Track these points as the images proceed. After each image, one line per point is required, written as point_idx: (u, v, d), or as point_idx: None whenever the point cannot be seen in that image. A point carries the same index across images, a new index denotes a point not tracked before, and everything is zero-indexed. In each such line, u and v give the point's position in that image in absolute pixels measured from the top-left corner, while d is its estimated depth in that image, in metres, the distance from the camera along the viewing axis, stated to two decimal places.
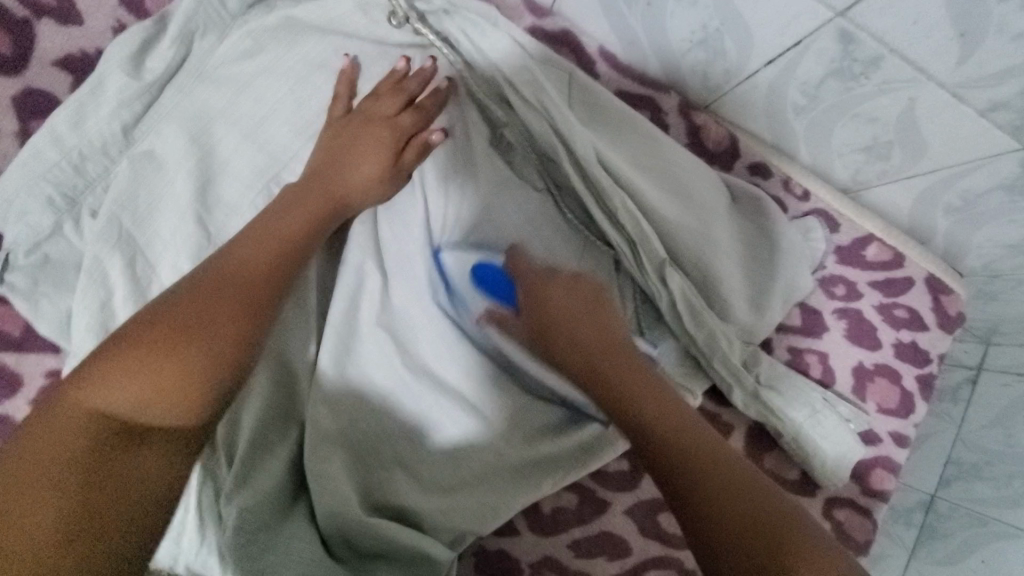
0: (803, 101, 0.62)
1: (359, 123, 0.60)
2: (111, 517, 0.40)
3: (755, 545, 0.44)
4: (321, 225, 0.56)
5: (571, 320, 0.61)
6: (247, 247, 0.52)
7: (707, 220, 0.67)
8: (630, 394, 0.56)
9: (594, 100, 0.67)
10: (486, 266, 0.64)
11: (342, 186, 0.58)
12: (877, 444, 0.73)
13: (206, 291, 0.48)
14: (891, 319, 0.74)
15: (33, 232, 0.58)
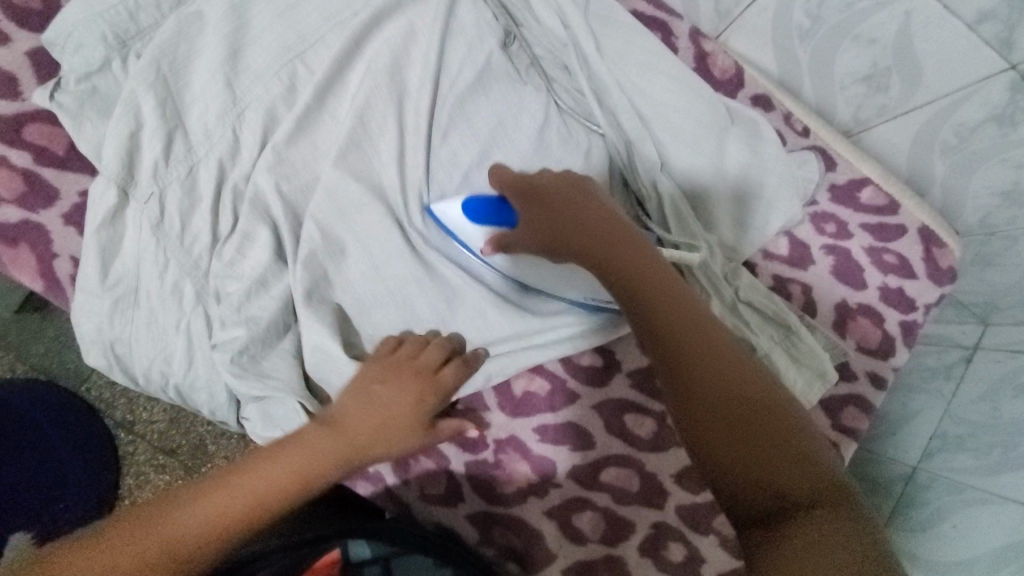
0: (807, 23, 0.67)
1: (407, 372, 0.59)
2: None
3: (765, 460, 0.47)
4: (335, 471, 0.55)
5: (576, 212, 0.60)
6: (282, 455, 0.54)
7: (704, 133, 0.70)
8: (631, 274, 0.56)
9: (608, 15, 0.72)
10: (473, 198, 0.65)
11: (354, 440, 0.56)
12: (853, 381, 0.73)
13: (223, 494, 0.51)
14: (880, 263, 0.75)
15: (84, 66, 0.62)
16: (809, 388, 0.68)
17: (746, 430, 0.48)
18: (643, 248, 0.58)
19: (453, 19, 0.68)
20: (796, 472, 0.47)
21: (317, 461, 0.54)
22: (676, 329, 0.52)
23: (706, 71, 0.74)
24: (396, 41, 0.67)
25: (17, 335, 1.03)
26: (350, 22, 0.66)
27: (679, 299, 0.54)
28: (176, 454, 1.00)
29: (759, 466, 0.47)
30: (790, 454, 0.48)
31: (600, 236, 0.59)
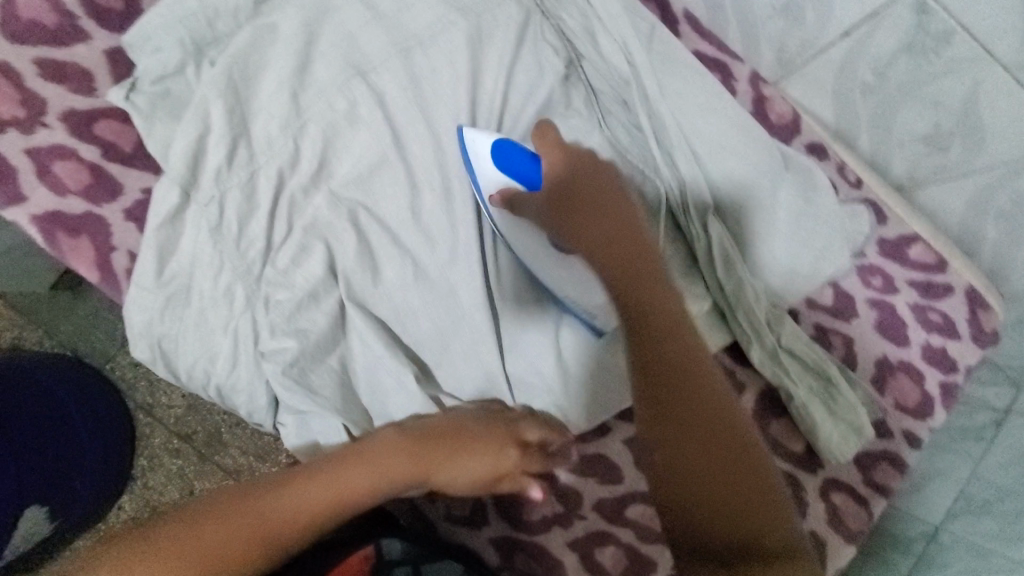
0: (871, 79, 0.68)
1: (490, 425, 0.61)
2: None
3: (720, 498, 0.47)
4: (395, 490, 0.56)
5: (599, 207, 0.59)
6: (361, 470, 0.54)
7: (757, 178, 0.70)
8: (635, 278, 0.55)
9: (668, 53, 0.72)
10: (504, 142, 0.63)
11: (437, 474, 0.58)
12: (888, 438, 0.72)
13: (306, 494, 0.52)
14: (923, 321, 0.74)
15: (161, 69, 0.64)
16: (846, 443, 0.67)
17: (708, 452, 0.48)
18: (655, 254, 0.57)
19: (517, 50, 0.70)
20: (750, 509, 0.47)
21: (392, 477, 0.55)
22: (674, 340, 0.52)
23: (763, 116, 0.74)
24: (461, 66, 0.68)
25: (45, 310, 1.05)
26: (416, 46, 0.68)
27: (677, 311, 0.54)
28: (190, 440, 1.02)
29: (713, 492, 0.47)
30: (746, 497, 0.47)
31: (617, 227, 0.58)
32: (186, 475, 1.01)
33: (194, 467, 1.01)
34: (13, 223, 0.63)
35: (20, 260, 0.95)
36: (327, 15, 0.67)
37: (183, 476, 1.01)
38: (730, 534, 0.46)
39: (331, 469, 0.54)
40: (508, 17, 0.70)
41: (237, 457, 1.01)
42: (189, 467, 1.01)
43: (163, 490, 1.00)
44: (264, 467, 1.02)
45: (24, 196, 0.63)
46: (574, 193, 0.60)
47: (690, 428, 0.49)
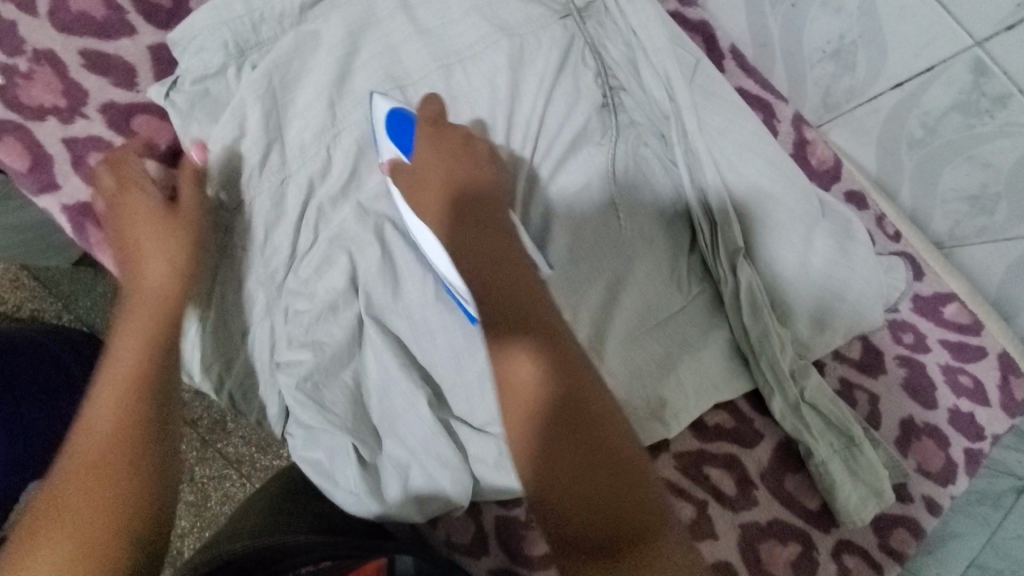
0: (919, 133, 0.64)
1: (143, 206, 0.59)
2: (116, 508, 0.47)
3: (608, 479, 0.47)
4: (167, 333, 0.56)
5: (460, 188, 0.58)
6: (128, 343, 0.54)
7: (793, 223, 0.68)
8: (502, 269, 0.53)
9: (711, 88, 0.70)
10: (397, 112, 0.63)
11: (141, 304, 0.56)
12: (907, 502, 0.69)
13: (119, 398, 0.51)
14: (954, 383, 0.72)
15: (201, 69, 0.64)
16: (865, 504, 0.65)
17: (578, 457, 0.48)
18: (509, 238, 0.56)
19: (557, 76, 0.70)
20: (619, 500, 0.47)
21: (150, 316, 0.55)
22: (542, 323, 0.51)
23: (803, 159, 0.73)
24: (500, 88, 0.68)
25: (68, 285, 1.08)
26: (457, 65, 0.68)
27: (538, 297, 0.53)
28: (196, 425, 1.06)
29: (595, 483, 0.47)
30: (624, 479, 0.48)
31: (481, 222, 0.56)
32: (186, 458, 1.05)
33: (196, 452, 1.05)
34: (44, 210, 0.63)
35: (43, 238, 0.96)
36: (372, 27, 0.67)
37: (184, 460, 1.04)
38: (618, 518, 0.47)
39: (106, 368, 0.53)
40: (549, 41, 0.70)
41: (238, 447, 1.06)
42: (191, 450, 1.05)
43: None
44: (264, 460, 1.05)
45: (57, 184, 0.63)
46: (438, 176, 0.59)
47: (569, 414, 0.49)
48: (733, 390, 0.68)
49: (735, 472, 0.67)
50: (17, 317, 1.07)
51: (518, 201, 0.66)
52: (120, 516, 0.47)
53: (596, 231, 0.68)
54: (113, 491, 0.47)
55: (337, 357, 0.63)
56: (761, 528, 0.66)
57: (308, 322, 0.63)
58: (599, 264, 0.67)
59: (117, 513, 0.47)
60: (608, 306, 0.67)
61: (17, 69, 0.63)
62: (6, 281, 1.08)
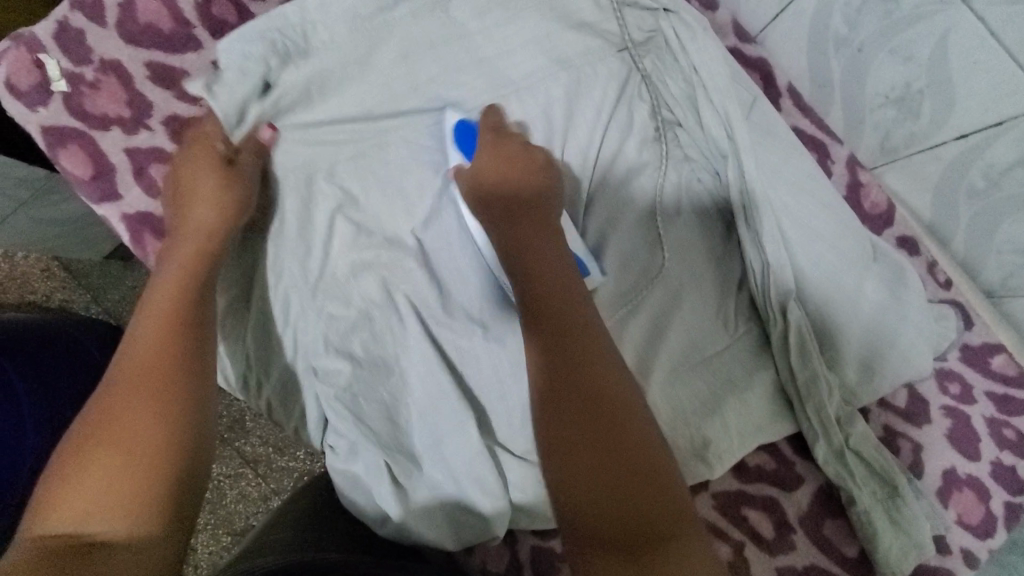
0: (980, 184, 0.63)
1: (196, 159, 0.62)
2: (155, 444, 0.48)
3: (627, 480, 0.46)
4: (201, 287, 0.58)
5: (517, 195, 0.59)
6: (159, 301, 0.56)
7: (846, 269, 0.67)
8: (537, 274, 0.55)
9: (768, 127, 0.69)
10: (466, 124, 0.64)
11: (185, 259, 0.58)
12: (947, 555, 0.68)
13: (153, 349, 0.53)
14: (999, 437, 0.70)
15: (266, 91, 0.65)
16: (906, 556, 0.64)
17: (598, 450, 0.48)
18: (557, 246, 0.58)
19: (614, 108, 0.69)
20: (642, 501, 0.46)
21: (188, 269, 0.58)
22: (568, 328, 0.52)
23: (855, 202, 0.72)
24: (555, 119, 0.68)
25: (99, 279, 1.09)
26: (515, 94, 0.68)
27: (577, 303, 0.54)
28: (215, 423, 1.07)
29: (614, 484, 0.46)
30: (649, 478, 0.47)
31: (533, 229, 0.58)
32: None
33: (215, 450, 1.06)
34: (103, 218, 0.64)
35: (84, 231, 0.98)
36: (433, 52, 0.67)
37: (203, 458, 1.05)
38: (636, 518, 0.45)
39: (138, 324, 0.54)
40: (607, 71, 0.70)
41: (256, 447, 1.06)
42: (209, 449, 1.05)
43: None
44: (281, 460, 1.06)
45: (118, 195, 0.64)
46: (501, 185, 0.60)
47: (588, 411, 0.49)
48: (778, 433, 0.68)
49: (773, 515, 0.67)
50: (47, 308, 1.08)
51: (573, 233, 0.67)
52: (164, 447, 0.48)
53: (640, 264, 0.68)
54: (158, 427, 0.49)
55: (381, 377, 0.63)
56: (797, 573, 0.66)
57: (357, 344, 0.63)
58: (648, 300, 0.67)
59: (158, 447, 0.48)
60: (654, 340, 0.66)
61: (83, 78, 0.63)
62: (37, 272, 1.09)
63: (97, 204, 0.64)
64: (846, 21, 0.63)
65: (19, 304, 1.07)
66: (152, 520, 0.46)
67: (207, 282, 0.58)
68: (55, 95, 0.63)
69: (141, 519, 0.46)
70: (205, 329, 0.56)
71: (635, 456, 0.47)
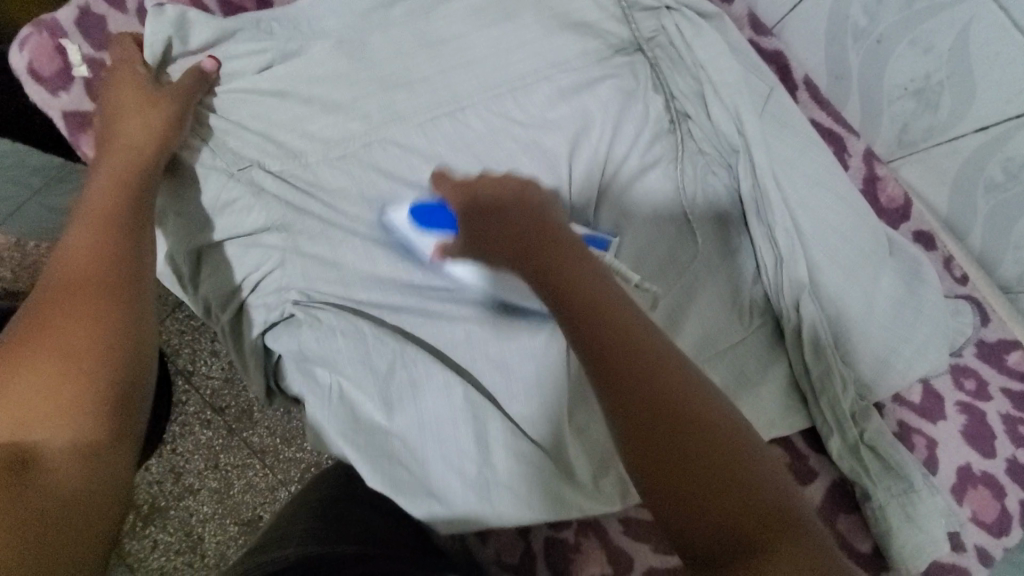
0: (1000, 178, 0.63)
1: (122, 85, 0.61)
2: (90, 352, 0.45)
3: (709, 477, 0.37)
4: (137, 207, 0.55)
5: (505, 209, 0.51)
6: (86, 219, 0.53)
7: (861, 264, 0.67)
8: (555, 266, 0.46)
9: (785, 120, 0.69)
10: (420, 204, 0.62)
11: (121, 177, 0.57)
12: (961, 552, 0.67)
13: (85, 264, 0.50)
14: (1014, 434, 0.69)
15: (267, 90, 0.66)
16: (921, 553, 0.63)
17: (679, 457, 0.38)
18: (566, 241, 0.49)
19: (628, 100, 0.69)
20: (727, 496, 0.37)
21: (119, 185, 0.56)
22: (603, 309, 0.43)
23: (872, 196, 0.72)
24: (570, 111, 0.68)
25: None
26: (529, 85, 0.68)
27: (601, 290, 0.45)
28: (222, 413, 1.07)
29: (693, 486, 0.37)
30: (728, 469, 0.37)
31: (534, 233, 0.49)
32: (212, 446, 1.06)
33: (221, 440, 1.06)
34: None
35: None
36: (448, 43, 0.68)
37: (209, 448, 1.06)
38: (726, 515, 0.36)
39: (66, 241, 0.52)
40: (620, 63, 0.70)
41: (264, 438, 1.06)
42: (217, 440, 1.06)
43: (189, 458, 1.06)
44: (288, 452, 1.07)
45: None
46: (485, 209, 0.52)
47: (647, 404, 0.39)
48: (791, 427, 0.68)
49: None
50: None
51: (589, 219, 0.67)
52: (103, 355, 0.46)
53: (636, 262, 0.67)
54: (94, 335, 0.46)
55: (378, 358, 0.64)
56: None
57: (360, 322, 0.65)
58: (658, 293, 0.66)
59: (97, 355, 0.46)
60: (666, 335, 0.66)
61: (104, 64, 0.64)
62: None
63: None
64: (865, 12, 0.63)
65: None
66: (96, 428, 0.43)
67: (141, 197, 0.57)
68: (77, 80, 0.63)
69: (82, 426, 0.43)
70: (140, 239, 0.54)
71: (706, 442, 0.38)
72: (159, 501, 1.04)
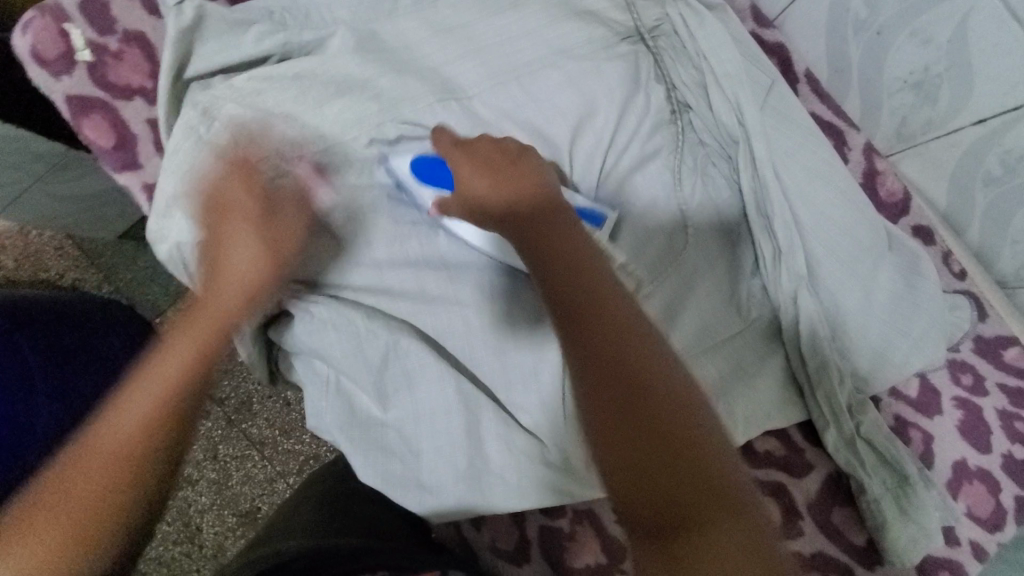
0: (997, 172, 0.63)
1: (237, 187, 0.60)
2: (106, 523, 0.50)
3: (661, 451, 0.41)
4: (217, 347, 0.57)
5: (503, 181, 0.56)
6: (168, 357, 0.55)
7: (859, 257, 0.67)
8: (545, 241, 0.51)
9: (786, 112, 0.69)
10: (420, 158, 0.63)
11: (216, 312, 0.57)
12: (953, 546, 0.67)
13: (150, 393, 0.53)
14: (1011, 430, 0.69)
15: (274, 73, 0.66)
16: (915, 545, 0.64)
17: (637, 425, 0.42)
18: (557, 216, 0.53)
19: (629, 90, 0.69)
20: (678, 473, 0.41)
21: (213, 328, 0.57)
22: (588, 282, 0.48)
23: (872, 189, 0.72)
24: (571, 100, 0.68)
25: (110, 258, 1.10)
26: (530, 74, 0.68)
27: (586, 266, 0.49)
28: (222, 404, 1.07)
29: (647, 459, 0.41)
30: (684, 448, 0.41)
31: (527, 209, 0.54)
32: (212, 437, 1.07)
33: (220, 431, 1.07)
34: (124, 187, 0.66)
35: (97, 210, 0.99)
36: (451, 30, 0.68)
37: (209, 438, 1.06)
38: (672, 493, 0.40)
39: (153, 365, 0.55)
40: (622, 53, 0.70)
41: (263, 429, 1.07)
42: (216, 430, 1.06)
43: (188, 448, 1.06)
44: (287, 443, 1.07)
45: (139, 165, 0.66)
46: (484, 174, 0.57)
47: (614, 372, 0.43)
48: (786, 420, 0.68)
49: (781, 501, 0.67)
50: (59, 286, 1.10)
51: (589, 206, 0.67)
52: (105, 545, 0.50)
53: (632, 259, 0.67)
54: (101, 500, 0.50)
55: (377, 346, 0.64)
56: (803, 560, 0.65)
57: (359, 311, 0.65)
58: (658, 285, 0.67)
59: (108, 521, 0.50)
60: (664, 327, 0.66)
61: (108, 48, 0.64)
62: (51, 248, 1.10)
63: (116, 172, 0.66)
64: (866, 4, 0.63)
65: (33, 281, 1.10)
66: None
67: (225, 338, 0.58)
68: (80, 63, 0.63)
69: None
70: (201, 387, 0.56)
71: (664, 419, 0.42)
72: None
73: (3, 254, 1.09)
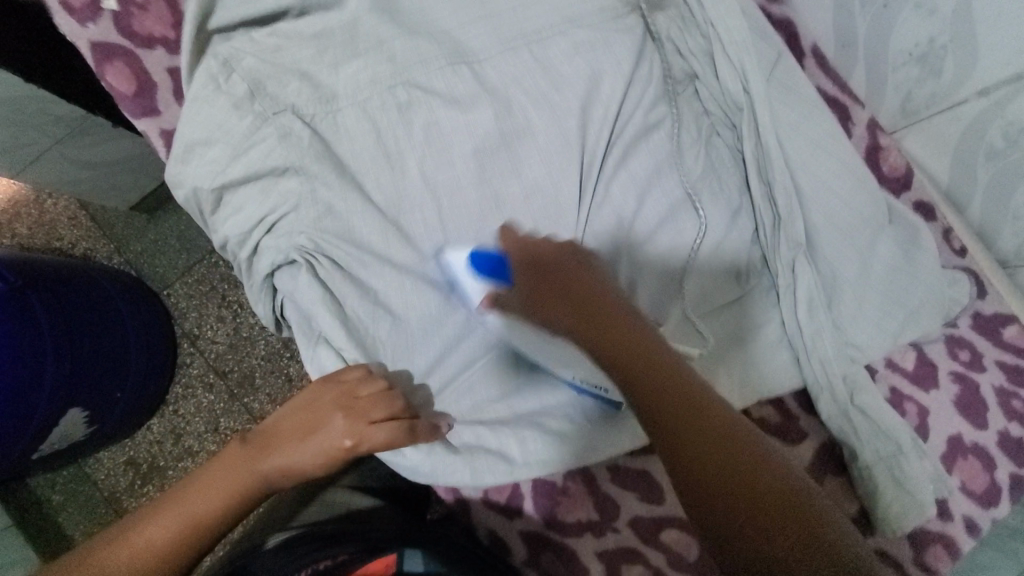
0: (1001, 144, 0.64)
1: (315, 392, 0.60)
2: None
3: (770, 524, 0.43)
4: (257, 487, 0.59)
5: (567, 276, 0.56)
6: (221, 468, 0.59)
7: (857, 229, 0.68)
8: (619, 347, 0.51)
9: (792, 83, 0.70)
10: (480, 254, 0.63)
11: (262, 462, 0.59)
12: (947, 519, 0.66)
13: (198, 490, 0.58)
14: (1007, 407, 0.69)
15: (293, 30, 0.68)
16: (908, 513, 0.63)
17: (741, 501, 0.44)
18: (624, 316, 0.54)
19: (638, 58, 0.71)
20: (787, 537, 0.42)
21: (249, 477, 0.59)
22: (668, 374, 0.50)
23: (874, 164, 0.73)
24: (581, 65, 0.69)
25: (123, 229, 1.12)
26: (540, 39, 0.69)
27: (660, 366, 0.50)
28: (224, 377, 1.10)
29: (756, 528, 0.43)
30: (790, 518, 0.43)
31: (595, 313, 0.54)
32: (213, 410, 1.09)
33: (222, 403, 1.09)
34: (142, 133, 0.69)
35: (112, 175, 0.99)
36: None
37: (210, 411, 1.08)
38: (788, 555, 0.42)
39: (194, 481, 0.59)
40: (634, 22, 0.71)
41: (264, 404, 1.08)
42: (218, 403, 1.09)
43: (191, 419, 1.08)
44: None
45: (158, 111, 0.69)
46: (548, 264, 0.57)
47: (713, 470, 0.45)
48: (780, 387, 0.69)
49: None
50: (70, 255, 1.12)
51: (593, 168, 0.68)
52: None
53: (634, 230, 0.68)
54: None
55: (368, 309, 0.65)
56: None
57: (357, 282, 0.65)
58: (654, 258, 0.68)
59: None
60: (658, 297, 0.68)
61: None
62: (65, 219, 1.13)
63: (135, 118, 0.69)
64: None
65: (46, 249, 1.12)
66: None
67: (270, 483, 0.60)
68: (106, 12, 0.66)
69: None
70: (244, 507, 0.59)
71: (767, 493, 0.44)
72: (158, 460, 1.07)
73: (19, 223, 1.12)
